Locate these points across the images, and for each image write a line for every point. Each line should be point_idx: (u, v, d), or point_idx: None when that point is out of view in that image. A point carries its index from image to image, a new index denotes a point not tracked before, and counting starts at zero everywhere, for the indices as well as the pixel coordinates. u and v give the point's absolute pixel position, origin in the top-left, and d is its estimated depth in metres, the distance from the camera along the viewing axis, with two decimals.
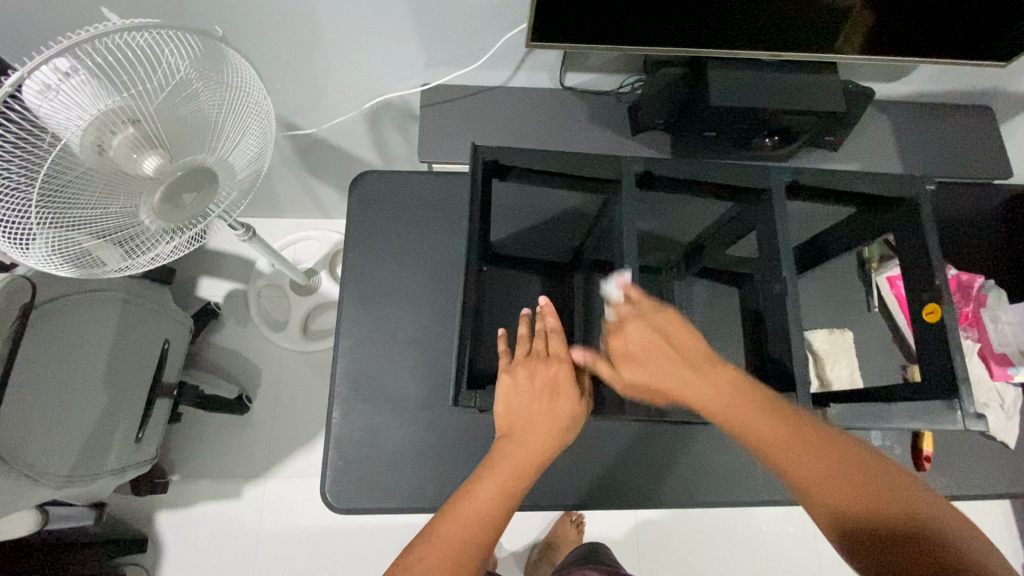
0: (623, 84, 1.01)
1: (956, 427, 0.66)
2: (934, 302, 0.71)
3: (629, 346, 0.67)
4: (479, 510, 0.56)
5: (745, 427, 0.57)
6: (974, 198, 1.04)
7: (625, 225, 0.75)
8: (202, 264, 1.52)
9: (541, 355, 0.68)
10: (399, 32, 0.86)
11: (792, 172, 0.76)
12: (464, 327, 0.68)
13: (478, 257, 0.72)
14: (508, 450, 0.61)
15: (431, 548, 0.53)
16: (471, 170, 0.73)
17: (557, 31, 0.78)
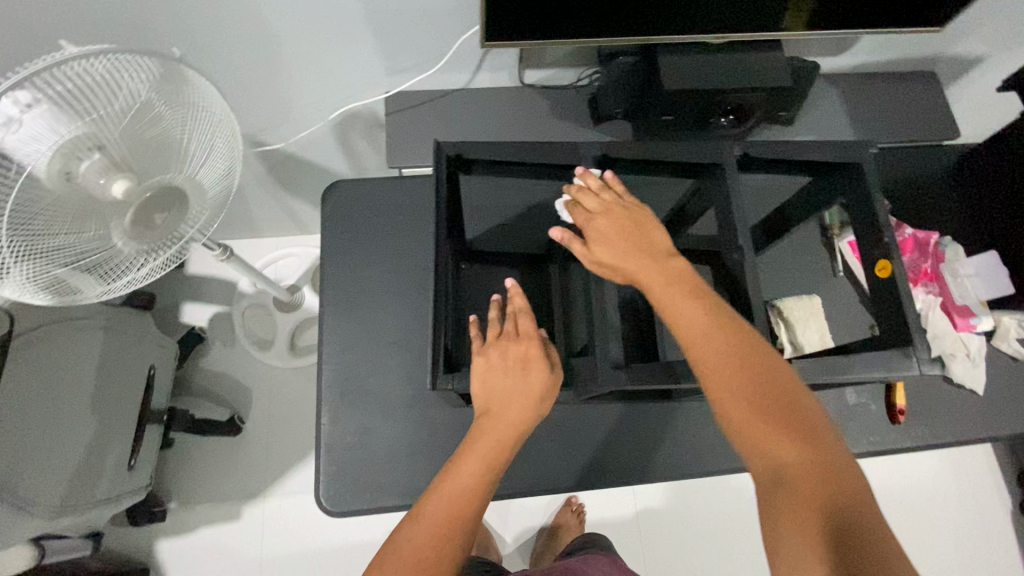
0: (580, 77, 1.04)
1: (914, 375, 0.69)
2: (885, 258, 0.73)
3: (604, 226, 0.71)
4: (463, 487, 0.59)
5: (677, 317, 0.61)
6: (925, 159, 1.08)
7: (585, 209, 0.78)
8: (184, 290, 1.52)
9: (512, 335, 0.70)
10: (356, 41, 0.88)
11: (743, 146, 0.79)
12: (438, 317, 0.70)
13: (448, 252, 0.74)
14: (488, 427, 0.63)
15: (418, 528, 0.56)
16: (435, 167, 0.75)
17: (509, 29, 0.80)
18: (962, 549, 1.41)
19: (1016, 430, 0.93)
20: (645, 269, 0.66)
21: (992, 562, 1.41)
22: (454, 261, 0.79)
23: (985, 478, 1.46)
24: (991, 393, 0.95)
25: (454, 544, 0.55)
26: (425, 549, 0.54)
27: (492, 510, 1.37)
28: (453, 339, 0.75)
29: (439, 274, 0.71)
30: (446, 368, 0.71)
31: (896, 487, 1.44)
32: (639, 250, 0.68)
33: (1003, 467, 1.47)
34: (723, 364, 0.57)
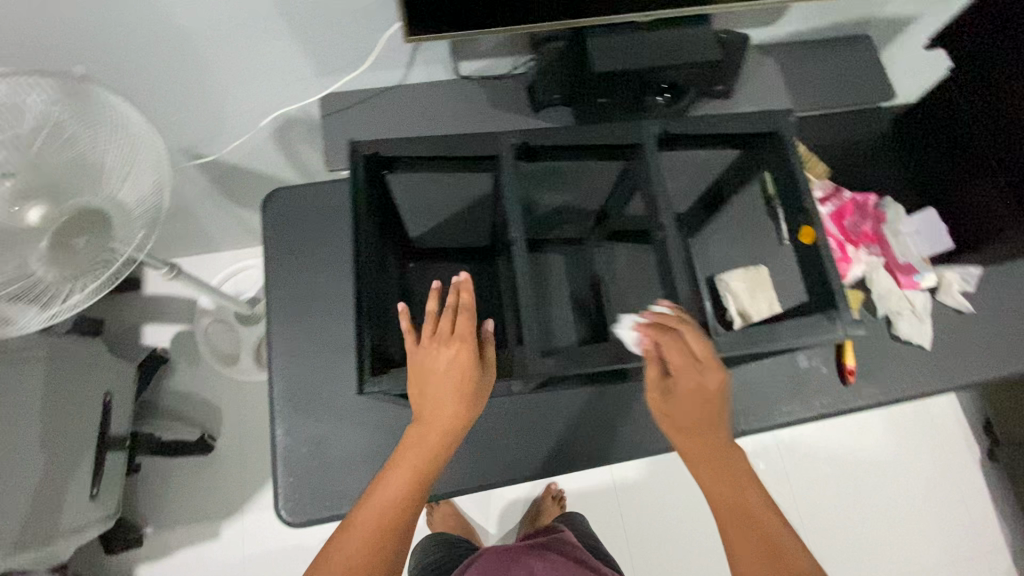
0: (516, 66, 1.04)
1: (840, 335, 0.71)
2: (807, 225, 0.75)
3: (693, 383, 0.69)
4: (391, 500, 0.62)
5: (730, 524, 0.62)
6: (861, 122, 1.09)
7: (506, 200, 0.78)
8: (143, 311, 1.49)
9: (446, 335, 0.68)
10: (281, 44, 0.86)
11: (662, 123, 0.81)
12: (363, 317, 0.69)
13: (372, 250, 0.73)
14: (416, 438, 0.65)
15: (347, 538, 0.60)
16: (353, 173, 0.74)
17: (431, 21, 0.79)
18: (933, 498, 1.45)
19: (964, 381, 0.95)
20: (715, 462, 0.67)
21: (963, 507, 1.45)
22: (385, 262, 0.79)
23: (951, 427, 1.50)
24: (939, 347, 0.97)
25: (376, 554, 0.59)
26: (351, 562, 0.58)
27: (474, 504, 1.37)
28: (388, 341, 0.75)
29: (362, 277, 0.71)
30: (379, 368, 0.71)
31: (866, 443, 1.48)
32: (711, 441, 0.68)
33: (967, 415, 1.51)
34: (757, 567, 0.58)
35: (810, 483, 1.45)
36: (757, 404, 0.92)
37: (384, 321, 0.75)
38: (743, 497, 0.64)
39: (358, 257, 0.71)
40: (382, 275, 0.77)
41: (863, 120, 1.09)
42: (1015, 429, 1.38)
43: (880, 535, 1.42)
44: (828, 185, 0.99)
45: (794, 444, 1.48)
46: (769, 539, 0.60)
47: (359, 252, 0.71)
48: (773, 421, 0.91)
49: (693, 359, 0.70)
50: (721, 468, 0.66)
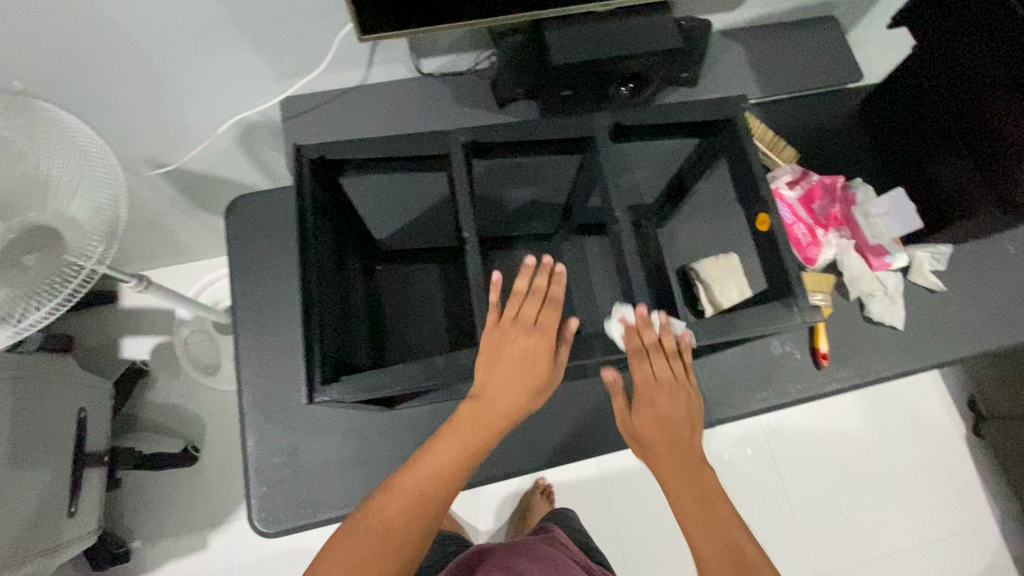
0: (479, 61, 1.02)
1: (797, 323, 0.69)
2: (763, 212, 0.73)
3: (653, 403, 0.70)
4: (440, 468, 0.61)
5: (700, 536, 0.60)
6: (829, 106, 1.09)
7: (460, 197, 0.71)
8: (120, 325, 1.47)
9: (530, 321, 0.67)
10: (233, 49, 0.85)
11: (614, 116, 0.77)
12: (312, 325, 0.64)
13: (319, 254, 0.68)
14: (479, 413, 0.64)
15: (386, 500, 0.59)
16: (294, 176, 0.68)
17: (383, 20, 0.78)
18: (920, 475, 1.46)
19: (937, 359, 0.96)
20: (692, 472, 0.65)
21: (951, 483, 1.46)
22: (335, 267, 0.74)
23: (935, 403, 1.51)
24: (911, 327, 0.97)
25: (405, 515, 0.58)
26: (376, 526, 0.57)
27: (463, 503, 1.37)
28: (337, 352, 0.69)
29: (310, 284, 0.66)
30: (328, 379, 0.65)
31: (851, 424, 1.48)
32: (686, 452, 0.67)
33: (950, 392, 1.52)
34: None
35: (798, 467, 1.45)
36: (733, 391, 0.92)
37: (333, 331, 0.69)
38: (717, 508, 0.62)
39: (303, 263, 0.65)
40: (336, 280, 0.73)
41: (831, 103, 1.09)
42: (997, 402, 1.39)
43: (869, 514, 1.43)
44: (796, 169, 0.98)
45: (781, 429, 1.48)
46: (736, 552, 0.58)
47: (304, 258, 0.66)
48: (749, 408, 0.91)
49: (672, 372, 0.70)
50: (693, 482, 0.64)
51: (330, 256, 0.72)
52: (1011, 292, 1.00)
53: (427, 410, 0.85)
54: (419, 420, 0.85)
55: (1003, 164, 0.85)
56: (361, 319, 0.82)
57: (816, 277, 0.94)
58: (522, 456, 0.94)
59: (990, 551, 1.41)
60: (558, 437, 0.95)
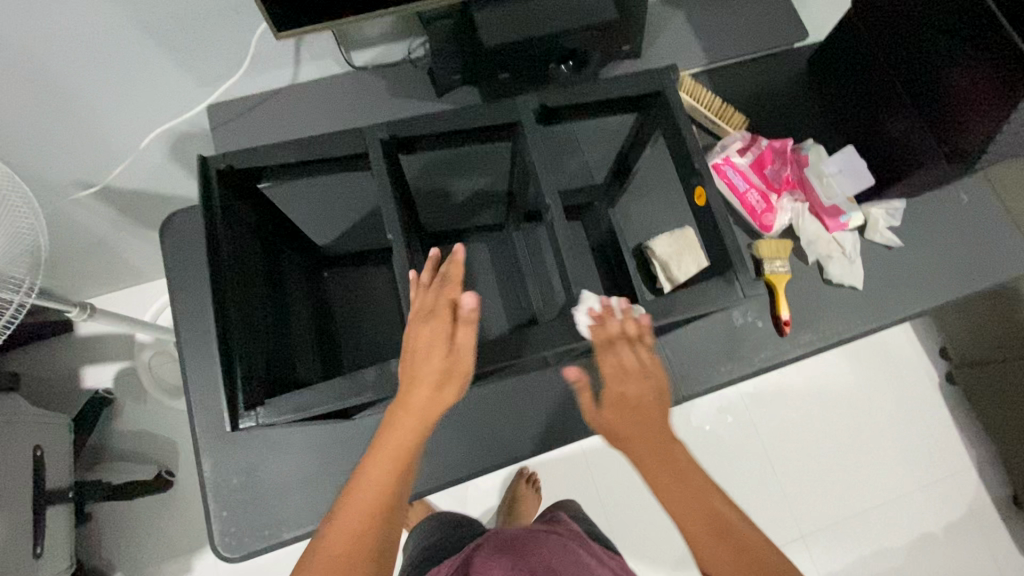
0: (412, 49, 0.97)
1: (738, 298, 0.69)
2: (700, 185, 0.72)
3: (621, 394, 0.66)
4: (375, 486, 0.54)
5: (680, 505, 0.57)
6: (774, 68, 1.07)
7: (386, 198, 0.68)
8: (79, 355, 1.42)
9: (426, 310, 0.63)
10: (145, 60, 0.80)
11: (539, 98, 0.75)
12: (231, 349, 0.61)
13: (233, 271, 0.64)
14: (393, 420, 0.58)
15: (331, 532, 0.51)
16: (201, 190, 0.63)
17: (298, 16, 0.74)
18: (899, 427, 1.47)
19: (897, 315, 0.96)
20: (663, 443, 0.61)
21: (929, 432, 1.47)
22: (258, 282, 0.70)
23: (908, 353, 1.52)
24: (870, 285, 0.97)
25: (362, 544, 0.51)
26: (334, 558, 0.49)
27: (450, 499, 1.35)
28: (265, 371, 0.67)
29: (229, 302, 0.62)
30: (253, 402, 0.63)
31: (828, 383, 1.49)
32: (655, 423, 0.63)
33: (923, 343, 1.53)
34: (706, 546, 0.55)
35: (779, 431, 1.46)
36: (698, 367, 0.91)
37: (256, 352, 0.65)
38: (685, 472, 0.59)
39: (215, 283, 0.60)
40: (261, 295, 0.70)
41: (776, 65, 1.07)
42: (967, 350, 1.40)
43: (852, 471, 1.45)
44: (745, 136, 0.95)
45: (760, 395, 1.48)
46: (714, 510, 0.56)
47: (216, 277, 0.61)
48: (715, 381, 0.91)
49: (641, 348, 0.69)
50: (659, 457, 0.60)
51: (250, 272, 0.68)
52: (967, 241, 1.00)
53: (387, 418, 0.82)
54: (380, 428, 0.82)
55: (956, 120, 0.82)
56: (305, 331, 0.79)
57: (772, 243, 0.92)
58: (492, 454, 0.92)
59: (971, 495, 1.44)
60: (528, 430, 0.93)
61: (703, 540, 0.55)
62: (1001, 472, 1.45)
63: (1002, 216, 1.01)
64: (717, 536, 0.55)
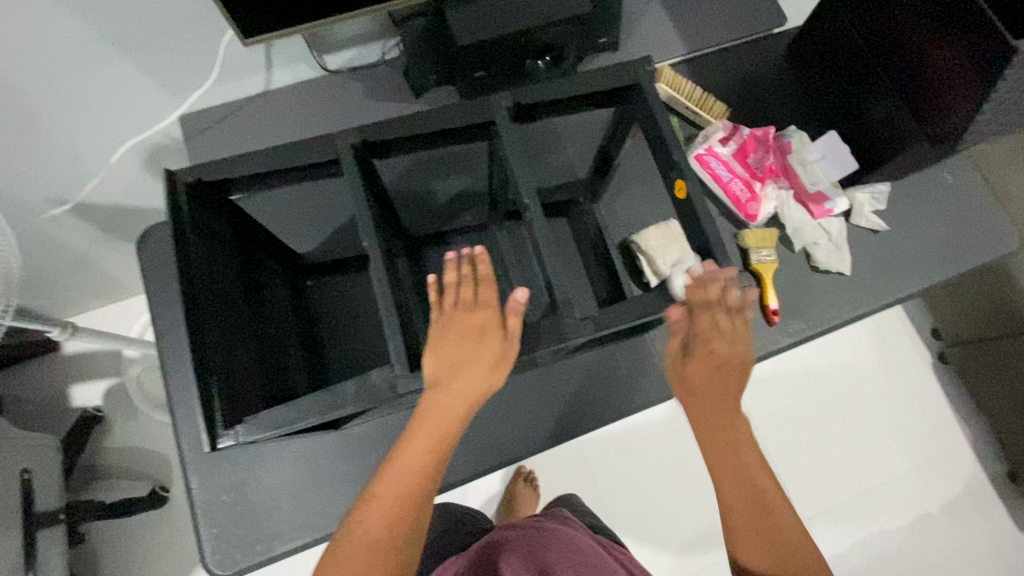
0: (386, 50, 0.97)
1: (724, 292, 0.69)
2: (680, 178, 0.71)
3: (711, 352, 0.68)
4: (408, 472, 0.58)
5: (728, 471, 0.62)
6: (753, 54, 1.06)
7: (357, 202, 0.67)
8: (66, 374, 1.40)
9: (467, 304, 0.66)
10: (112, 74, 0.78)
11: (512, 96, 0.73)
12: (206, 367, 0.60)
13: (205, 286, 0.63)
14: (433, 408, 0.61)
15: (367, 513, 0.56)
16: (169, 201, 0.62)
17: (266, 22, 0.72)
18: (894, 409, 1.48)
19: (886, 299, 0.95)
20: (724, 411, 0.65)
21: (924, 412, 1.48)
22: (235, 296, 0.69)
23: (899, 335, 1.52)
24: (858, 270, 0.96)
25: (396, 523, 0.56)
26: (372, 536, 0.55)
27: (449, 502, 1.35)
28: (245, 388, 0.66)
29: (203, 319, 0.61)
30: (232, 421, 0.62)
31: (822, 368, 1.50)
32: (729, 389, 0.67)
33: (914, 325, 1.53)
34: (737, 516, 0.59)
35: (774, 417, 1.47)
36: None
37: (234, 369, 0.64)
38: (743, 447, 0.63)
39: (186, 299, 0.59)
40: (238, 309, 0.69)
41: (755, 51, 1.06)
42: (957, 330, 1.40)
43: (848, 455, 1.45)
44: (727, 125, 0.95)
45: (754, 383, 1.48)
46: (757, 489, 0.60)
47: (188, 295, 0.60)
48: None
49: (736, 313, 0.70)
50: (719, 426, 0.64)
51: (224, 287, 0.67)
52: (952, 222, 0.99)
53: (376, 427, 0.81)
54: (369, 437, 0.81)
55: (937, 103, 0.81)
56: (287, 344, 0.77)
57: (758, 232, 0.92)
58: (485, 457, 0.91)
59: (967, 472, 1.45)
60: (520, 431, 0.92)
61: (735, 508, 0.60)
62: (996, 448, 1.46)
63: (986, 196, 1.01)
64: (746, 512, 0.59)
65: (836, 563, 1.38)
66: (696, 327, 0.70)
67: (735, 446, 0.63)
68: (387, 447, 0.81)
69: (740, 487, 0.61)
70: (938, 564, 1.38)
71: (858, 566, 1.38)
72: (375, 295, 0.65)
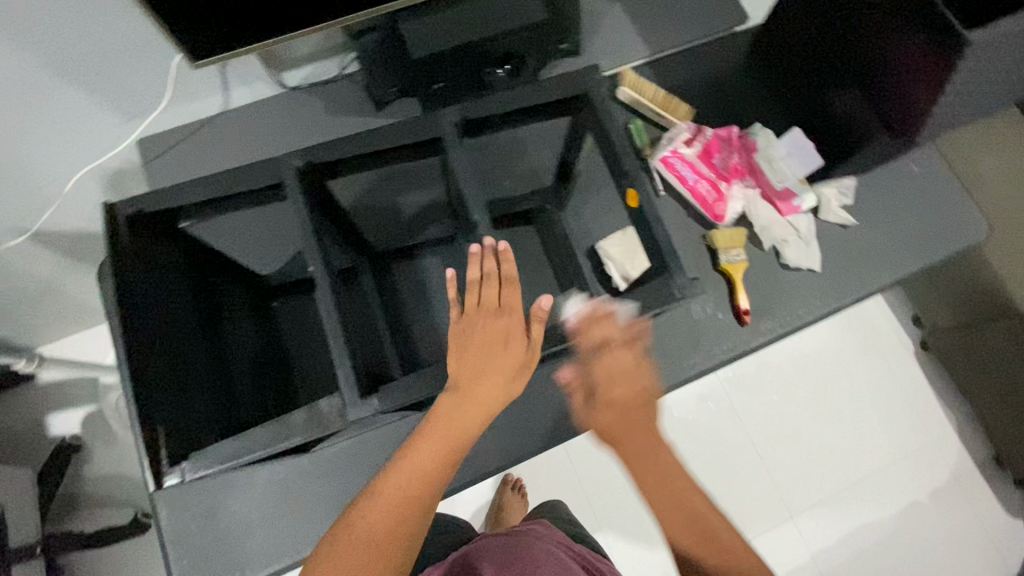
0: (346, 64, 0.96)
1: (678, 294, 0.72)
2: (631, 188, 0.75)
3: (615, 396, 0.68)
4: (422, 468, 0.58)
5: (662, 500, 0.61)
6: (718, 53, 1.05)
7: (303, 224, 0.68)
8: (43, 403, 1.36)
9: (492, 307, 0.67)
10: (60, 101, 0.77)
11: (459, 111, 0.75)
12: (152, 405, 0.61)
13: (151, 321, 0.64)
14: (455, 408, 0.61)
15: (374, 507, 0.54)
16: (107, 236, 0.63)
17: (214, 45, 0.71)
18: (879, 398, 1.48)
19: (858, 293, 0.95)
20: (640, 441, 0.64)
21: (909, 400, 1.48)
22: (189, 326, 0.70)
23: (881, 325, 1.52)
24: (830, 266, 0.96)
25: (404, 517, 0.54)
26: (379, 529, 0.53)
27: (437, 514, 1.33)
28: (199, 419, 0.67)
29: (148, 356, 0.63)
30: (181, 453, 0.64)
31: (805, 360, 1.50)
32: (640, 418, 0.67)
33: (898, 315, 1.53)
34: (680, 540, 0.58)
35: (760, 412, 1.46)
36: (664, 364, 0.90)
37: (190, 401, 0.67)
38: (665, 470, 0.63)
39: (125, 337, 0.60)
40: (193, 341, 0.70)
41: (718, 50, 1.05)
42: (932, 317, 1.40)
43: (836, 447, 1.45)
44: (691, 126, 0.95)
45: (739, 379, 1.48)
46: (691, 510, 0.60)
47: (130, 331, 0.61)
48: (681, 376, 0.90)
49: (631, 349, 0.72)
50: (642, 459, 0.64)
51: (180, 321, 0.69)
52: (920, 214, 0.99)
53: (346, 447, 0.80)
54: (340, 459, 0.79)
55: (892, 98, 0.82)
56: (255, 368, 0.77)
57: (726, 233, 0.92)
58: None
59: (955, 459, 1.45)
60: None
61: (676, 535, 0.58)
62: (982, 433, 1.46)
63: (953, 185, 1.01)
64: (692, 534, 0.58)
65: (827, 556, 1.38)
66: (599, 373, 0.71)
67: (662, 470, 0.63)
68: (359, 468, 0.79)
69: (676, 512, 0.60)
70: (927, 552, 1.39)
71: (848, 558, 1.38)
72: (323, 318, 0.66)
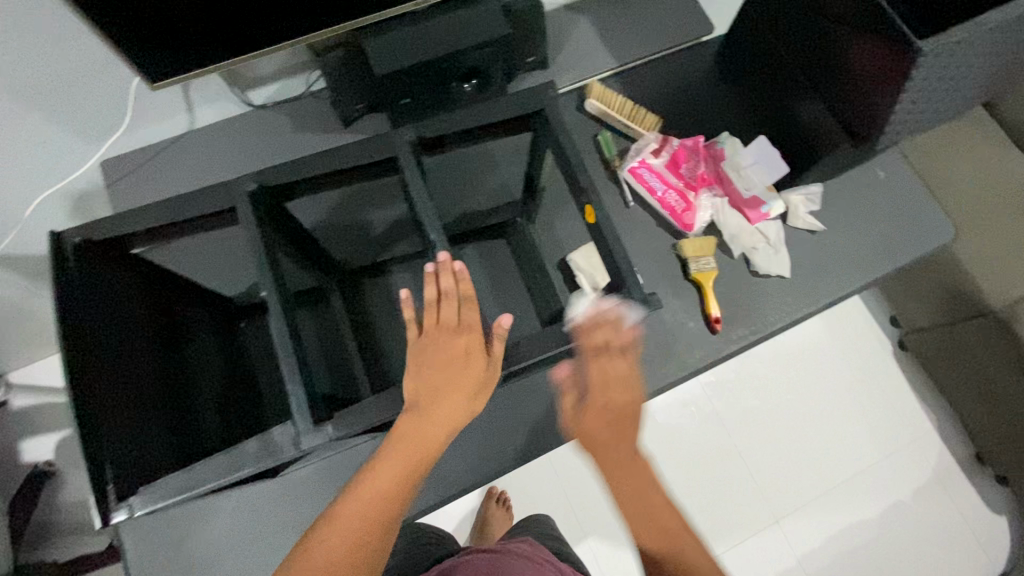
0: (312, 82, 0.96)
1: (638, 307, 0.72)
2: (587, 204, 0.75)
3: (606, 401, 0.64)
4: (383, 488, 0.57)
5: (631, 500, 0.58)
6: (684, 62, 1.06)
7: (255, 248, 0.68)
8: (14, 428, 1.33)
9: (449, 324, 0.66)
10: (18, 127, 0.76)
11: (415, 129, 0.75)
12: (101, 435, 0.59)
13: (98, 347, 0.63)
14: (415, 428, 0.61)
15: (332, 530, 0.54)
16: (52, 262, 0.62)
17: (173, 69, 0.71)
18: (858, 399, 1.49)
19: (828, 297, 0.96)
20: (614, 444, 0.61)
21: (889, 400, 1.49)
22: (143, 351, 0.69)
23: (859, 326, 1.54)
24: (799, 271, 0.97)
25: (364, 540, 0.54)
26: (338, 552, 0.52)
27: None
28: (154, 449, 0.65)
29: (96, 385, 0.61)
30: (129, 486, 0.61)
31: (785, 363, 1.51)
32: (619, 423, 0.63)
33: (874, 315, 1.54)
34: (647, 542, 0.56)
35: (740, 416, 1.47)
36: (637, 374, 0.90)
37: (145, 429, 0.65)
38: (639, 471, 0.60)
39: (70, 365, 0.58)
40: (146, 366, 0.68)
41: (685, 59, 1.06)
42: (913, 316, 1.35)
43: (817, 450, 1.45)
44: (658, 136, 0.95)
45: (719, 384, 1.48)
46: (659, 514, 0.57)
47: (75, 358, 0.59)
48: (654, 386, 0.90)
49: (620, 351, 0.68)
50: (616, 463, 0.60)
51: (133, 347, 0.67)
52: (887, 218, 1.01)
53: (317, 469, 0.79)
54: (311, 481, 0.78)
55: (854, 102, 0.82)
56: (217, 392, 0.76)
57: (697, 242, 0.92)
58: None
59: (935, 458, 1.45)
60: None
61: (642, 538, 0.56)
62: (961, 431, 1.47)
63: (919, 189, 1.02)
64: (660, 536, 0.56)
65: (812, 559, 1.38)
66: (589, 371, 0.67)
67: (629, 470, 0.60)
68: (330, 489, 0.78)
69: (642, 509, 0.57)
70: (911, 551, 1.39)
71: (833, 560, 1.39)
72: (274, 340, 0.65)
